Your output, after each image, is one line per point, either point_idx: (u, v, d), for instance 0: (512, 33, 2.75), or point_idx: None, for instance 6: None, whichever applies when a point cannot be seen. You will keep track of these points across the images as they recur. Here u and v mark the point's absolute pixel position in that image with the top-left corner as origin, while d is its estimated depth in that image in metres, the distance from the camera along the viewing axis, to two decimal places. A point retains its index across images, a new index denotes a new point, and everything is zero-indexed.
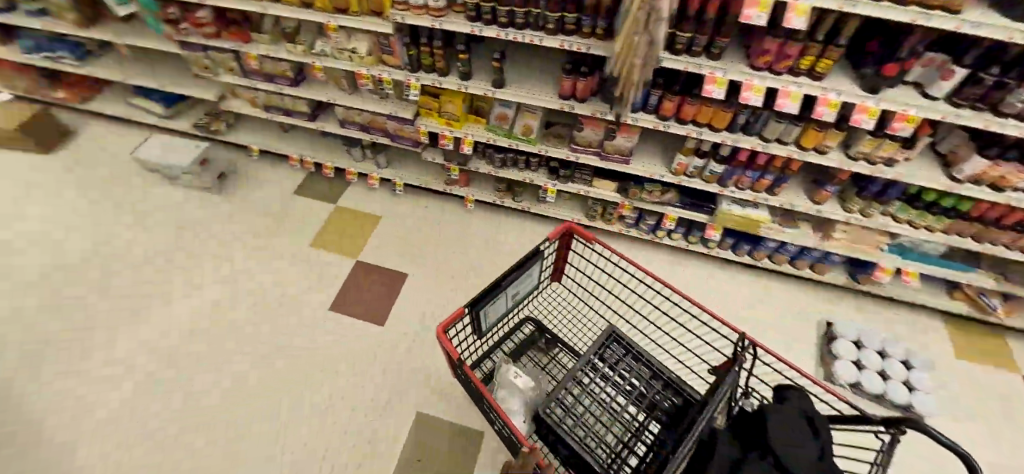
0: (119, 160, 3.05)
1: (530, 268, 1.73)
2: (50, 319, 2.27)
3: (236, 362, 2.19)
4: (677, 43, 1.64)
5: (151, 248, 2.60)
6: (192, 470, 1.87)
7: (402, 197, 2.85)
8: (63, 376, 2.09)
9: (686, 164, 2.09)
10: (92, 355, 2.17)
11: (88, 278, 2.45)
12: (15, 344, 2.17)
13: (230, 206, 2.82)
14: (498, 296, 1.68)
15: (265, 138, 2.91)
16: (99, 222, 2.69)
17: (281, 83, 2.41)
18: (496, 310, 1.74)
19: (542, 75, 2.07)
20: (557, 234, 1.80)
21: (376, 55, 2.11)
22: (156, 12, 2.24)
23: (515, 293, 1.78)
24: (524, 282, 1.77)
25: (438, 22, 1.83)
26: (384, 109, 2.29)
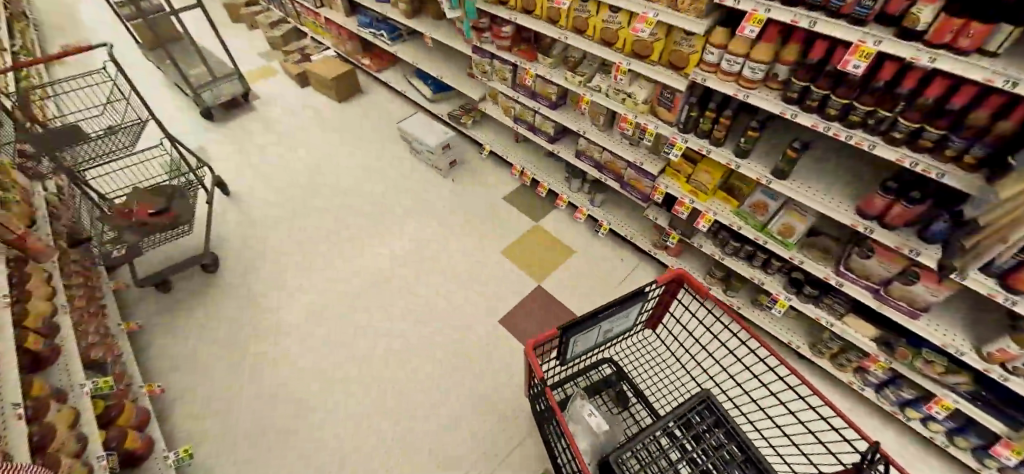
0: (385, 125, 3.65)
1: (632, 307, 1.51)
2: (271, 252, 2.80)
3: (297, 352, 2.35)
4: None
5: (386, 208, 3.04)
6: (259, 432, 2.08)
7: (602, 239, 2.76)
8: (246, 303, 2.55)
9: (1013, 355, 1.50)
10: (268, 293, 2.61)
11: (311, 224, 2.96)
12: (244, 265, 2.73)
13: (452, 192, 3.12)
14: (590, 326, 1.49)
15: (501, 143, 3.12)
16: (359, 174, 3.28)
17: (541, 102, 2.52)
18: (585, 341, 1.54)
19: (839, 179, 1.73)
20: (668, 278, 1.54)
21: (651, 105, 2.03)
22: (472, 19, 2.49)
23: (608, 330, 1.57)
24: (619, 320, 1.55)
25: (744, 93, 1.67)
26: (631, 156, 2.22)
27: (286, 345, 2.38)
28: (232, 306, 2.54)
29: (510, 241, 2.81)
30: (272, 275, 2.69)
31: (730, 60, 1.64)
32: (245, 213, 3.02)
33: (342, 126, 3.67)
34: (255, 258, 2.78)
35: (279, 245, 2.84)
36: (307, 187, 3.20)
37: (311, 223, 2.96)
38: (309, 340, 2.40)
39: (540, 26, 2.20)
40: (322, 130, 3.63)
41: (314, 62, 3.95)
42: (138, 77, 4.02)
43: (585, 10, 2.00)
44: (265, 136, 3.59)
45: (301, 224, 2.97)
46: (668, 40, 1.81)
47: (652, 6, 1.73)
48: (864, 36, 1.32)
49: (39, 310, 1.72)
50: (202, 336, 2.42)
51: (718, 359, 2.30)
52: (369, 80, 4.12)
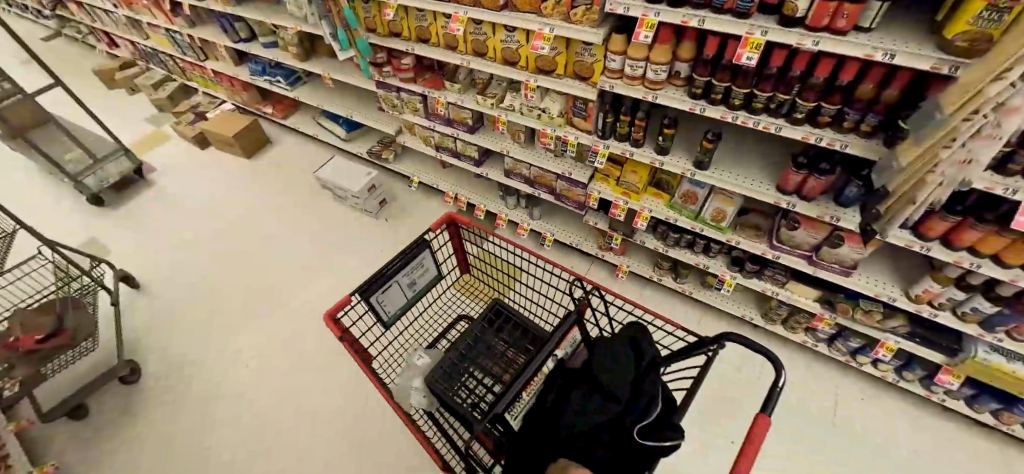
0: (303, 174, 3.41)
1: (423, 257, 1.65)
2: (197, 342, 2.51)
3: (242, 450, 2.12)
4: (1009, 162, 1.26)
5: (320, 264, 2.82)
6: None
7: (548, 251, 2.72)
8: (178, 409, 2.27)
9: (936, 292, 1.64)
10: (202, 390, 2.33)
11: (238, 301, 2.69)
12: (168, 365, 2.43)
13: (387, 233, 2.95)
14: (391, 284, 1.56)
15: (427, 171, 2.99)
16: (282, 233, 3.03)
17: (459, 128, 2.44)
18: (393, 300, 1.61)
19: (753, 159, 1.79)
20: (441, 222, 1.67)
21: (567, 116, 2.00)
22: (368, 57, 2.36)
23: (413, 284, 1.66)
24: (419, 273, 1.66)
25: (653, 95, 1.67)
26: (558, 168, 2.18)
27: (231, 433, 2.18)
28: (165, 415, 2.25)
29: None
30: (202, 367, 2.41)
31: (632, 64, 1.64)
32: (160, 305, 2.69)
33: (254, 185, 3.38)
34: (178, 353, 2.48)
35: (205, 331, 2.56)
36: (226, 261, 2.91)
37: (238, 300, 2.69)
38: (255, 429, 2.18)
39: (439, 54, 2.11)
40: (231, 194, 3.33)
41: (208, 121, 3.62)
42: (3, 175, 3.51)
43: (481, 31, 1.93)
44: (169, 212, 3.24)
45: (226, 303, 2.69)
46: (569, 52, 1.79)
47: (547, 21, 1.70)
48: (751, 28, 1.35)
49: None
50: (136, 458, 2.12)
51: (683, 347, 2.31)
52: (276, 129, 3.84)
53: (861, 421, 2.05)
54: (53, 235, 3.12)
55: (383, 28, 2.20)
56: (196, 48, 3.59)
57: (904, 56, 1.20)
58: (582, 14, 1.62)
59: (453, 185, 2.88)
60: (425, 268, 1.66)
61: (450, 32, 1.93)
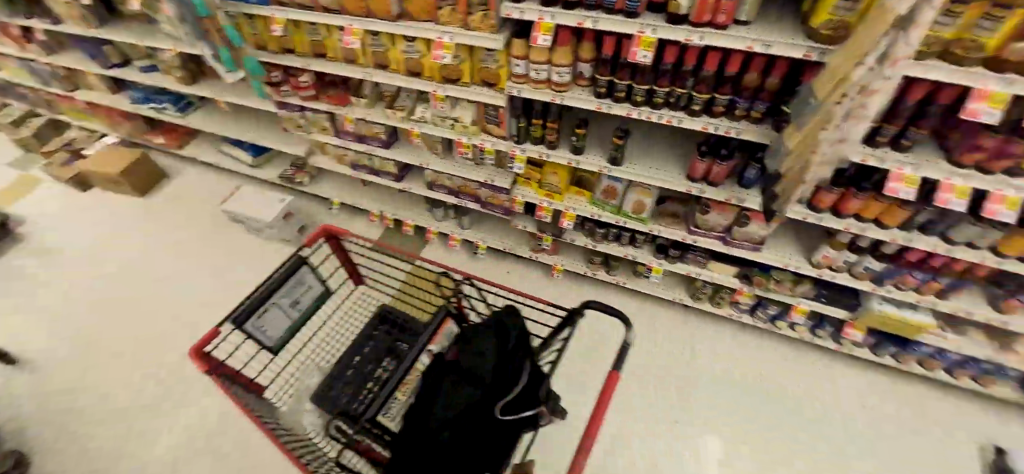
0: (207, 208, 3.10)
1: (304, 273, 1.58)
2: (90, 415, 2.16)
3: None
4: (877, 135, 1.40)
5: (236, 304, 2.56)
6: None
7: (482, 260, 2.68)
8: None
9: (834, 257, 1.80)
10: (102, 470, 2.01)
11: (141, 360, 2.36)
12: (56, 448, 2.07)
13: None
14: (267, 307, 1.48)
15: (347, 191, 2.83)
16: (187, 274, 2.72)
17: (373, 144, 2.32)
18: (273, 322, 1.53)
19: (662, 152, 1.86)
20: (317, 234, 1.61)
21: (481, 124, 1.97)
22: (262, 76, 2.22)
23: (296, 303, 1.59)
24: (301, 291, 1.59)
25: (560, 97, 1.67)
26: (479, 176, 2.14)
27: None
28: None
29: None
30: (100, 443, 2.08)
31: (536, 67, 1.62)
32: (40, 378, 2.30)
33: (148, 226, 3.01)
34: (68, 431, 2.12)
35: (101, 401, 2.21)
36: (121, 316, 2.55)
37: (139, 358, 2.37)
38: None
39: (339, 68, 1.98)
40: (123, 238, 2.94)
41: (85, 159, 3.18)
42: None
43: (381, 43, 1.84)
44: (43, 268, 2.79)
45: (127, 361, 2.36)
46: (473, 59, 1.75)
47: (446, 29, 1.65)
48: (642, 26, 1.38)
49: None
50: None
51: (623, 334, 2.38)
52: (172, 161, 3.46)
53: (788, 381, 2.21)
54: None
55: (273, 44, 2.05)
56: (60, 78, 3.14)
57: (779, 45, 1.27)
58: (478, 20, 1.58)
59: (376, 203, 2.75)
60: (307, 284, 1.60)
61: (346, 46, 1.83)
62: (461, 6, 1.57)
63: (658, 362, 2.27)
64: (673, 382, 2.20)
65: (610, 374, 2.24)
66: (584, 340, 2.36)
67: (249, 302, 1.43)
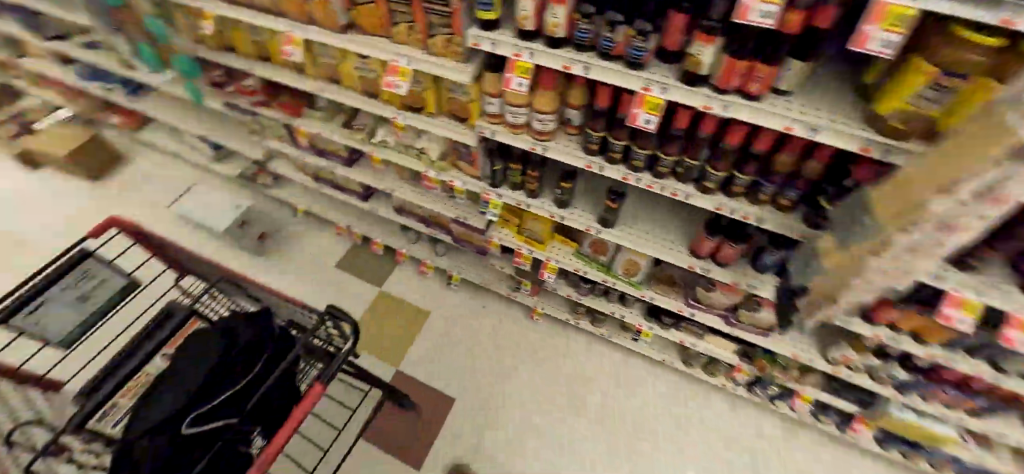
0: (158, 200, 2.77)
1: (90, 265, 1.42)
2: None
3: None
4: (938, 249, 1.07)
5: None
6: None
7: (456, 291, 2.41)
8: None
9: (855, 358, 1.49)
10: None
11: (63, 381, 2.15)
12: None
13: (266, 276, 2.49)
14: (47, 304, 1.30)
15: (312, 199, 2.53)
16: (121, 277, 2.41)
17: (333, 160, 2.01)
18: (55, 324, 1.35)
19: (661, 215, 1.56)
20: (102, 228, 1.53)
21: (452, 158, 1.65)
22: (199, 78, 1.86)
23: (83, 300, 1.43)
24: (92, 285, 1.45)
25: (542, 147, 1.34)
26: (450, 212, 1.84)
27: None
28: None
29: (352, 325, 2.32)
30: None
31: (511, 110, 1.28)
32: None
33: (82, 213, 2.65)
34: None
35: None
36: None
37: None
38: None
39: (285, 77, 1.64)
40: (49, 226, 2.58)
41: (30, 136, 2.84)
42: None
43: (330, 55, 1.50)
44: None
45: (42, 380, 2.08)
46: (438, 87, 1.40)
47: (403, 50, 1.30)
48: (647, 82, 1.03)
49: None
50: None
51: (620, 391, 2.10)
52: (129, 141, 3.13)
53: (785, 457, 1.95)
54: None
55: (213, 40, 1.67)
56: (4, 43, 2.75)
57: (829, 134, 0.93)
58: (441, 47, 1.24)
59: (343, 217, 2.46)
60: (98, 279, 1.45)
61: (287, 57, 1.48)
62: (421, 26, 1.22)
63: (656, 422, 2.03)
64: (645, 439, 1.98)
65: (603, 432, 1.99)
66: (578, 392, 2.09)
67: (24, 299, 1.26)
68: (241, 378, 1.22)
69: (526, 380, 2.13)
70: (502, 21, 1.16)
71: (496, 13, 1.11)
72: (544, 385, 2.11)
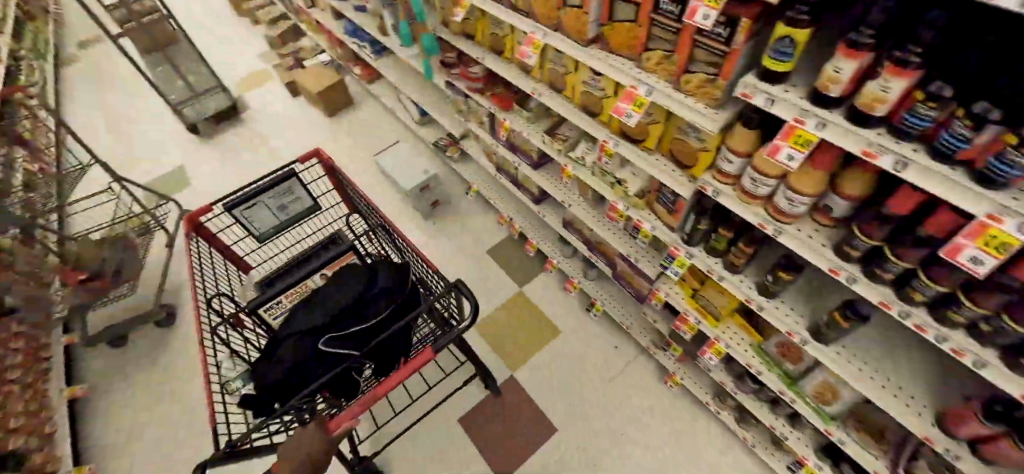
0: (370, 150, 3.25)
1: (293, 184, 1.82)
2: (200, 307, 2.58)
3: (185, 430, 2.17)
4: None
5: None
6: None
7: (593, 319, 2.29)
8: (172, 370, 2.35)
9: None
10: (184, 361, 2.38)
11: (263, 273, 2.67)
12: (191, 320, 2.54)
13: (428, 241, 2.70)
14: (256, 203, 1.77)
15: (487, 183, 2.63)
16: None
17: (522, 159, 2.01)
18: (259, 219, 1.83)
19: (900, 354, 1.18)
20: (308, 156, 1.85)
21: (649, 196, 1.47)
22: (434, 57, 2.00)
23: (283, 208, 1.87)
24: (289, 199, 1.86)
25: (775, 228, 1.08)
26: (623, 249, 1.70)
27: (180, 406, 2.24)
28: (177, 383, 2.31)
29: (485, 312, 2.39)
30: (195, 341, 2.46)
31: (753, 176, 1.04)
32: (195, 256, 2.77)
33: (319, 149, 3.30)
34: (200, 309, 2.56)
35: None
36: None
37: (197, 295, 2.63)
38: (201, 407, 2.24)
39: (510, 75, 1.64)
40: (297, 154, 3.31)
41: (301, 71, 3.53)
42: (125, 94, 3.80)
43: (562, 63, 1.42)
44: (241, 159, 3.30)
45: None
46: (669, 125, 1.23)
47: (647, 79, 1.14)
48: (1002, 209, 0.69)
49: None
50: (124, 408, 2.24)
51: None
52: (362, 90, 3.66)
53: None
54: (126, 163, 3.27)
55: (460, 26, 1.75)
56: None
57: None
58: (693, 87, 1.06)
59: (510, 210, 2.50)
60: (294, 196, 1.85)
61: (521, 58, 1.46)
62: (681, 59, 1.04)
63: None
64: None
65: None
66: None
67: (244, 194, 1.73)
68: (371, 317, 1.53)
69: (649, 449, 1.92)
70: (794, 71, 0.92)
71: (791, 66, 0.87)
72: (670, 464, 1.88)
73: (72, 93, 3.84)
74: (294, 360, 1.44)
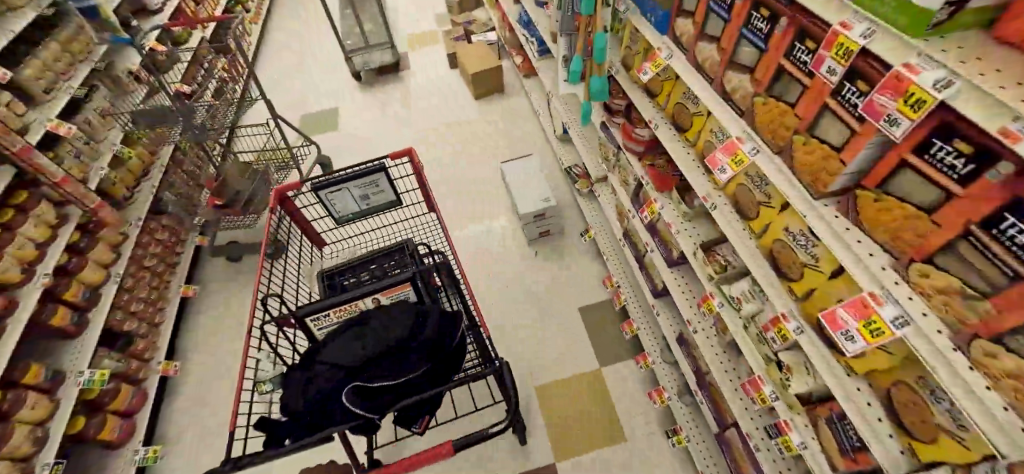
0: (501, 149, 3.08)
1: (379, 178, 1.67)
2: None
3: None
4: None
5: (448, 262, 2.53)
6: (186, 441, 2.10)
7: (671, 448, 1.87)
8: None
9: None
10: None
11: None
12: None
13: (523, 272, 2.46)
14: (341, 188, 1.66)
15: (607, 236, 2.29)
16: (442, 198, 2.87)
17: (658, 246, 1.63)
18: (341, 204, 1.72)
19: None
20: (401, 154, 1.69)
21: (818, 406, 1.02)
22: (598, 102, 1.55)
23: (365, 198, 1.74)
24: (373, 191, 1.71)
25: None
26: (746, 426, 1.27)
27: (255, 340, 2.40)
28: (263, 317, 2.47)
29: (528, 334, 2.25)
30: None
31: None
32: None
33: (454, 132, 3.24)
34: None
35: None
36: None
37: None
38: None
39: (684, 164, 1.26)
40: (432, 129, 3.28)
41: (467, 46, 3.45)
42: (318, 26, 4.15)
43: (765, 189, 1.02)
44: (385, 118, 3.39)
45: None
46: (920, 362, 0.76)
47: (909, 300, 0.69)
48: None
49: (11, 281, 1.65)
50: (215, 321, 2.46)
51: None
52: (517, 81, 3.48)
53: None
54: (297, 92, 3.58)
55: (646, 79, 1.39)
56: None
57: None
58: (987, 366, 0.60)
59: (621, 278, 2.15)
60: (378, 189, 1.69)
61: (709, 166, 1.07)
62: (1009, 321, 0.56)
63: None
64: None
65: None
66: None
67: (331, 177, 1.64)
68: (413, 366, 1.13)
69: None
70: None
71: None
72: None
73: (282, 13, 4.31)
74: (321, 390, 1.11)
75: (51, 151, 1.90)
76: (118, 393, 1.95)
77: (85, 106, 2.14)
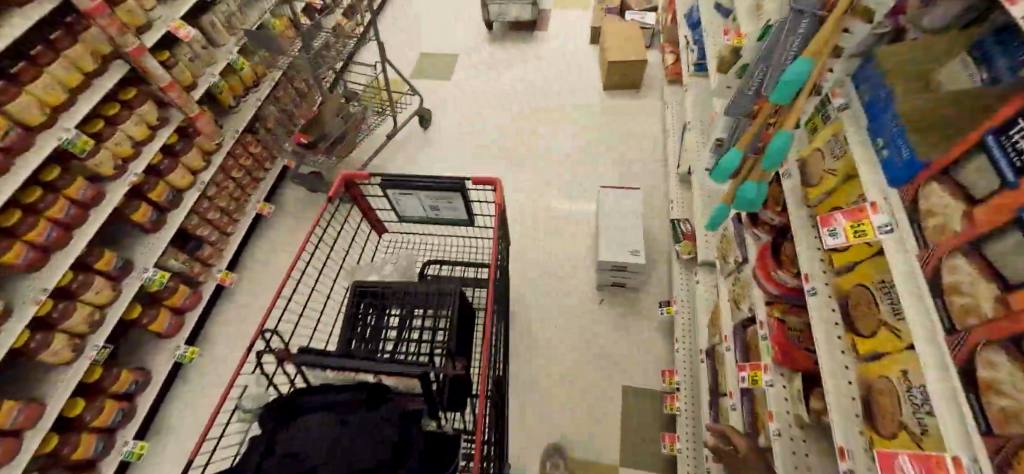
0: (582, 160, 2.67)
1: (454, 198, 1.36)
2: None
3: None
4: None
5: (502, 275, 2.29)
6: (222, 350, 2.23)
7: None
8: None
9: None
10: None
11: None
12: None
13: (577, 319, 2.14)
14: (410, 194, 1.39)
15: (689, 323, 1.87)
16: (520, 193, 2.59)
17: (744, 406, 1.21)
18: (407, 207, 1.46)
19: None
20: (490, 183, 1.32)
21: None
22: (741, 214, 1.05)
23: (433, 210, 1.45)
24: (444, 205, 1.42)
25: None
26: None
27: None
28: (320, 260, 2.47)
29: (530, 337, 2.11)
30: None
31: None
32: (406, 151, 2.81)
33: (541, 121, 2.86)
34: None
35: None
36: (476, 167, 2.70)
37: None
38: None
39: (829, 376, 0.85)
40: (510, 113, 2.92)
41: (615, 24, 2.93)
42: None
43: None
44: (466, 86, 3.06)
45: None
46: None
47: None
48: None
49: (104, 174, 1.74)
50: (279, 244, 2.53)
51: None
52: (658, 80, 2.93)
53: None
54: (424, 27, 3.38)
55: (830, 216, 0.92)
56: None
57: None
58: None
59: (683, 377, 1.77)
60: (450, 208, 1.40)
61: (880, 461, 0.68)
62: None
63: None
64: None
65: None
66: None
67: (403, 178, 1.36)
68: None
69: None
70: None
71: None
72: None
73: None
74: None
75: (168, 51, 1.92)
76: (176, 292, 2.07)
77: (213, 8, 2.12)
